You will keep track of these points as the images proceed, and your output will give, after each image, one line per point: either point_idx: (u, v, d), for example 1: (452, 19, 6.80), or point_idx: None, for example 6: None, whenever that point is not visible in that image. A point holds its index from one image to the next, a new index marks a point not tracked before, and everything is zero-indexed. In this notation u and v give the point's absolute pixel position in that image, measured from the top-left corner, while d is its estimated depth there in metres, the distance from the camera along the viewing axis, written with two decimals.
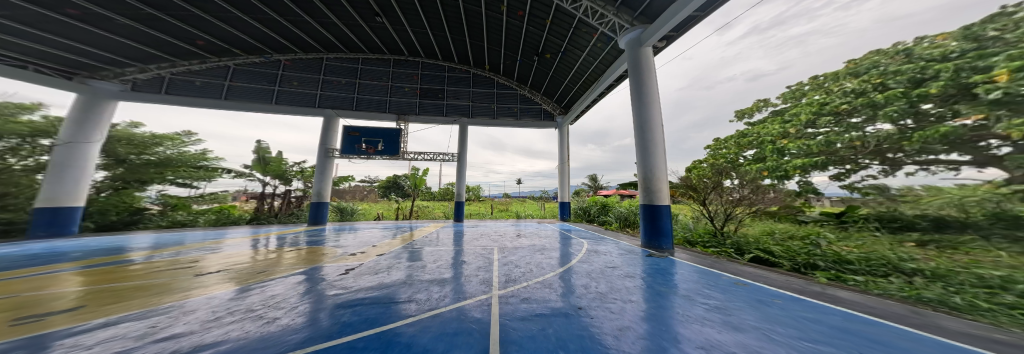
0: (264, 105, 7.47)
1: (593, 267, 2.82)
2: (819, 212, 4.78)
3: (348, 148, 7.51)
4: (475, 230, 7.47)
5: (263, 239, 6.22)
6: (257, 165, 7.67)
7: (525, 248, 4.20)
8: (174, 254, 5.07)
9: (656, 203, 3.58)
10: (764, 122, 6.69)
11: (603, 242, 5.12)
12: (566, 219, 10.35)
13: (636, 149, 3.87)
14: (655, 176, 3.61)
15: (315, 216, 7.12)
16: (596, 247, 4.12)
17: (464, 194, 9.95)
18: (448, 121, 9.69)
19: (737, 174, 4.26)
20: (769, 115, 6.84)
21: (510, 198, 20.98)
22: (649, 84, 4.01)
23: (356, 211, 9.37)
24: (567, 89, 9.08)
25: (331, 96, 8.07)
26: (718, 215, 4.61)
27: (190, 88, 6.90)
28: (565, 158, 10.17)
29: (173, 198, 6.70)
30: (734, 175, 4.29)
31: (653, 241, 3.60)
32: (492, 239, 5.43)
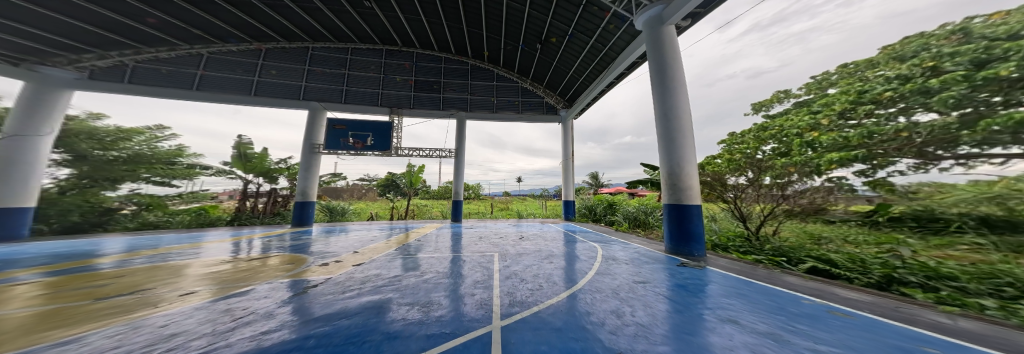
0: (243, 97, 6.92)
1: (617, 282, 2.27)
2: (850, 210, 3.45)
3: (334, 142, 6.96)
4: (474, 231, 6.96)
5: (245, 242, 5.72)
6: (237, 162, 7.05)
7: (530, 255, 3.67)
8: (152, 257, 4.61)
9: (685, 203, 3.02)
10: (788, 115, 6.12)
11: (614, 247, 4.57)
12: (570, 218, 9.81)
13: (659, 141, 3.34)
14: (684, 171, 3.06)
15: (300, 217, 6.55)
16: (611, 253, 3.58)
17: (461, 193, 9.42)
18: (444, 116, 9.18)
19: (751, 168, 3.71)
20: (792, 107, 6.27)
21: (510, 197, 20.44)
22: (674, 65, 3.47)
23: (347, 211, 8.84)
24: (572, 80, 8.56)
25: (317, 87, 7.51)
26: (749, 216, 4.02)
27: (155, 77, 6.30)
28: (568, 154, 9.64)
29: (147, 197, 6.15)
30: (749, 171, 3.77)
31: (681, 247, 3.07)
32: (491, 243, 4.91)
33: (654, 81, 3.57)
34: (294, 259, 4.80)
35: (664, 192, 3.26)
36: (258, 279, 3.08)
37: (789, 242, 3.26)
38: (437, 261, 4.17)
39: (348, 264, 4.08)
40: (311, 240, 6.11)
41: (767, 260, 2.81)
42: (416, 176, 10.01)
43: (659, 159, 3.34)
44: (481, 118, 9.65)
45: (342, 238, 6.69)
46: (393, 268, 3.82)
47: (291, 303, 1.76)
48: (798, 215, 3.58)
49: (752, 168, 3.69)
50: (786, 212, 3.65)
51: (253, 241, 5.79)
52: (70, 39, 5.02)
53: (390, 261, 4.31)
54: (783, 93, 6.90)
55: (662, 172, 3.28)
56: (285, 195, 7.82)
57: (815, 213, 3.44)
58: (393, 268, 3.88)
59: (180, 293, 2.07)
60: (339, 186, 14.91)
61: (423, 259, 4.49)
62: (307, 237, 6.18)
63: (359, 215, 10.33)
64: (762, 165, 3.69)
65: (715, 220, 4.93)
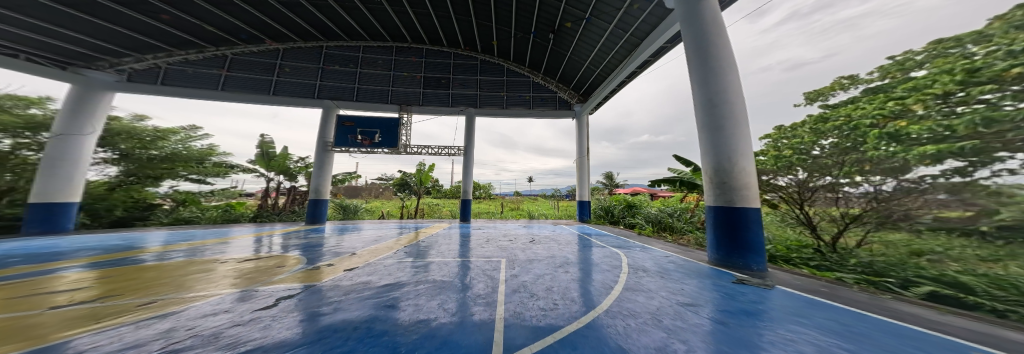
0: (264, 96, 7.20)
1: (653, 302, 1.74)
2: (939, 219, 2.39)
3: (343, 139, 6.97)
4: (484, 232, 6.62)
5: (266, 238, 5.88)
6: (260, 161, 7.29)
7: (542, 263, 3.22)
8: (187, 252, 4.77)
9: (737, 205, 2.42)
10: (855, 103, 5.09)
11: (637, 254, 3.97)
12: (587, 220, 9.18)
13: (701, 130, 2.77)
14: (740, 166, 2.44)
15: (313, 215, 6.58)
16: (639, 263, 3.01)
17: (472, 192, 9.17)
18: (454, 113, 9.01)
19: (804, 166, 3.27)
20: (862, 95, 5.19)
21: (523, 197, 19.98)
22: (718, 36, 2.84)
23: (360, 209, 8.91)
24: (588, 73, 8.03)
25: (330, 86, 7.66)
26: (820, 224, 3.25)
27: (186, 78, 6.76)
28: (585, 152, 9.04)
29: (183, 193, 6.53)
30: (799, 171, 3.35)
31: (733, 258, 2.45)
32: (499, 246, 4.50)
33: (692, 59, 2.98)
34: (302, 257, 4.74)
35: (708, 192, 2.69)
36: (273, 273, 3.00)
37: (882, 259, 2.51)
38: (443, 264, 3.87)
39: (356, 262, 3.90)
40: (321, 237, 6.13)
41: (859, 281, 2.14)
42: (425, 175, 9.93)
43: (703, 152, 2.77)
44: (492, 115, 9.41)
45: (353, 237, 6.67)
46: (393, 270, 3.57)
47: (254, 305, 1.49)
48: (887, 223, 2.74)
49: (808, 166, 3.24)
50: (872, 219, 2.82)
51: (267, 238, 5.89)
52: (111, 44, 5.43)
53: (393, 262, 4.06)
54: (847, 79, 5.79)
55: (707, 169, 2.70)
56: (300, 192, 8.01)
57: (914, 221, 2.59)
58: (395, 270, 3.61)
59: (154, 285, 1.93)
60: (357, 185, 15.38)
61: (425, 262, 4.20)
62: (319, 235, 6.18)
63: (372, 213, 10.44)
64: (853, 156, 2.92)
65: None
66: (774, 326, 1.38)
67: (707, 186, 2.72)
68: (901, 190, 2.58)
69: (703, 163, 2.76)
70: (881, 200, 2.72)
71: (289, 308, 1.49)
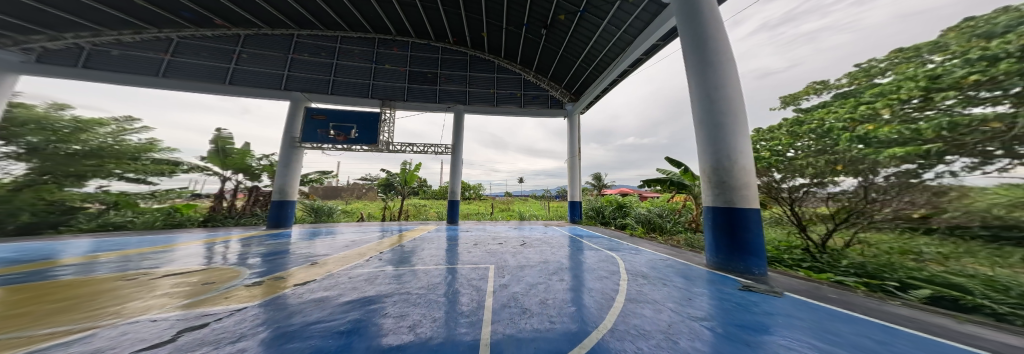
0: (217, 85, 6.36)
1: (661, 316, 1.53)
2: (913, 218, 2.44)
3: (311, 133, 6.28)
4: (471, 235, 6.25)
5: (220, 245, 5.18)
6: (213, 158, 6.43)
7: (533, 269, 2.97)
8: (118, 262, 4.03)
9: (737, 206, 2.31)
10: (827, 107, 5.36)
11: (631, 256, 3.81)
12: (577, 221, 9.09)
13: (698, 128, 2.67)
14: (739, 165, 2.33)
15: (277, 218, 5.86)
16: (636, 267, 2.82)
17: (459, 193, 8.77)
18: (441, 110, 8.61)
19: (779, 167, 3.29)
20: (833, 99, 5.45)
21: (512, 198, 19.72)
22: (715, 31, 2.74)
23: (335, 211, 8.17)
24: (580, 71, 8.02)
25: (300, 77, 6.92)
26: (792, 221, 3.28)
27: (114, 61, 5.82)
28: (575, 151, 8.95)
29: (116, 195, 5.63)
30: (773, 171, 3.35)
31: (733, 262, 2.33)
32: (488, 250, 4.19)
33: (688, 55, 2.88)
34: (261, 267, 4.14)
35: (706, 192, 2.57)
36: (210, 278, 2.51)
37: (878, 260, 2.47)
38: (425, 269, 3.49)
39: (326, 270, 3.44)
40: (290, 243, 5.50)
41: (863, 284, 2.06)
42: (410, 175, 9.42)
43: (700, 151, 2.67)
44: (482, 113, 9.09)
45: (326, 241, 6.05)
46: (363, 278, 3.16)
47: (139, 343, 1.08)
48: (852, 219, 2.79)
49: (782, 167, 3.24)
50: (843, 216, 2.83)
51: (222, 246, 5.14)
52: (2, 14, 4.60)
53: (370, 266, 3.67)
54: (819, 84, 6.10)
55: (704, 168, 2.59)
56: (264, 193, 7.27)
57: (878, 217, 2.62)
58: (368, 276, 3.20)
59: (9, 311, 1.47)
60: (336, 185, 14.40)
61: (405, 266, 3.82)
62: (285, 241, 5.51)
63: (351, 216, 9.69)
64: (825, 157, 2.90)
65: None
66: (782, 344, 1.22)
67: (704, 185, 2.62)
68: (893, 186, 2.46)
69: (701, 162, 2.65)
70: (873, 201, 2.62)
71: (194, 343, 1.11)
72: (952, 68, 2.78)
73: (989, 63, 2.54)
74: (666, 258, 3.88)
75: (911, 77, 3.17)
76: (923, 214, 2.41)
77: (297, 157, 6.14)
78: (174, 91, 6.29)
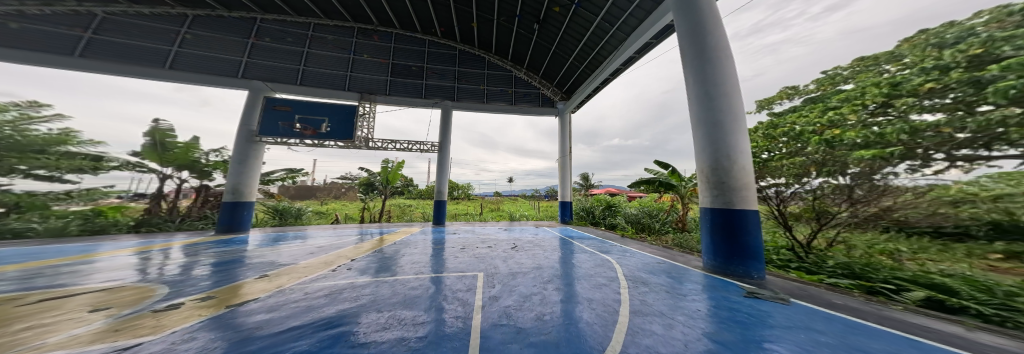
0: (153, 69, 5.36)
1: (675, 333, 1.37)
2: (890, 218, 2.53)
3: (270, 126, 5.49)
4: (460, 238, 5.88)
5: (159, 254, 4.43)
6: (149, 152, 5.58)
7: (526, 275, 2.75)
8: (19, 276, 3.29)
9: (737, 207, 2.24)
10: (797, 110, 5.72)
11: (623, 259, 3.70)
12: (567, 221, 9.02)
13: (697, 127, 2.60)
14: (738, 164, 2.26)
15: (228, 221, 5.03)
16: (634, 273, 2.67)
17: (446, 192, 8.36)
18: (427, 105, 8.17)
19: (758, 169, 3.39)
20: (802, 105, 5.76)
21: (500, 197, 19.34)
22: (714, 29, 2.68)
23: (304, 213, 7.31)
24: (572, 69, 8.04)
25: (261, 65, 6.08)
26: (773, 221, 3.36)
27: (9, 36, 4.73)
28: (565, 151, 8.89)
29: (18, 195, 4.67)
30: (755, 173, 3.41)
31: (732, 266, 2.24)
32: (477, 254, 3.90)
33: (688, 53, 2.82)
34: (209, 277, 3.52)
35: (704, 192, 2.50)
36: (125, 290, 2.04)
37: (867, 261, 2.50)
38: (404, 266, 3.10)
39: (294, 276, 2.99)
40: (249, 250, 4.81)
41: (859, 286, 2.03)
42: (393, 173, 8.85)
43: (698, 150, 2.60)
44: (470, 110, 8.77)
45: (293, 248, 5.36)
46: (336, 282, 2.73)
47: None
48: (825, 216, 2.89)
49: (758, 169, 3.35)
50: (822, 214, 2.90)
51: (159, 257, 4.35)
52: None
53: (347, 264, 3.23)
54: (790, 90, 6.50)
55: (703, 167, 2.52)
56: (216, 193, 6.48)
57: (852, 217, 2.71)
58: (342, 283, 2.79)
59: None
60: (311, 184, 13.31)
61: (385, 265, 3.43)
62: (241, 248, 4.80)
63: (326, 218, 8.87)
64: (802, 160, 2.99)
65: None
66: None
67: (702, 186, 2.55)
68: (873, 190, 2.55)
69: (699, 162, 2.59)
70: (855, 201, 2.67)
71: None
72: (909, 75, 2.89)
73: (942, 71, 2.68)
74: (660, 260, 3.80)
75: (876, 83, 3.22)
76: (899, 215, 2.49)
77: (256, 155, 5.32)
78: (99, 74, 5.26)
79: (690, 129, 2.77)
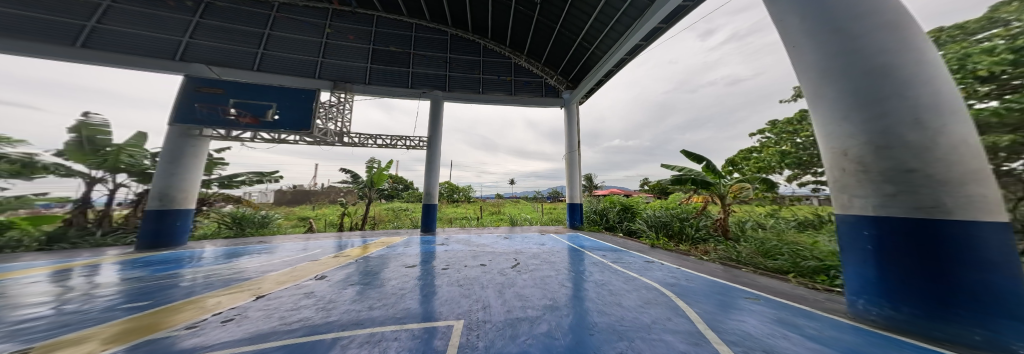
0: (61, 47, 4.39)
1: None
2: None
3: (189, 112, 4.27)
4: (450, 251, 4.75)
5: (65, 278, 3.42)
6: (73, 151, 4.65)
7: (534, 327, 1.62)
8: None
9: (957, 216, 1.15)
10: None
11: (672, 284, 2.53)
12: (578, 226, 7.80)
13: (823, 86, 1.60)
14: (944, 135, 1.20)
15: (153, 235, 3.94)
16: (726, 326, 1.49)
17: (437, 195, 7.36)
18: (414, 96, 7.33)
19: None
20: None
21: (504, 200, 18.37)
22: None
23: (272, 221, 6.26)
24: (578, 54, 7.14)
25: (210, 46, 5.17)
26: None
27: None
28: (573, 145, 7.83)
29: None
30: None
31: (959, 337, 1.13)
32: (462, 279, 2.79)
33: None
34: (93, 303, 2.50)
35: (856, 189, 1.45)
36: None
37: None
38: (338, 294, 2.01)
39: (169, 313, 1.85)
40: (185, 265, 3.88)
41: None
42: (379, 175, 7.80)
43: (830, 122, 1.58)
44: (464, 100, 7.96)
45: (248, 263, 4.36)
46: (219, 313, 1.65)
47: None
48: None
49: None
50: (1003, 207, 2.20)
51: (65, 279, 3.39)
52: None
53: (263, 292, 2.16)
54: None
55: (847, 147, 1.48)
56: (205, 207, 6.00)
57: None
58: (224, 314, 1.64)
59: None
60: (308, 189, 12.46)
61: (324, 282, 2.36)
62: (179, 260, 3.91)
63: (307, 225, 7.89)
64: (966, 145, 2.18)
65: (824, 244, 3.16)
66: None
67: (845, 179, 1.51)
68: None
69: (834, 140, 1.56)
70: None
71: None
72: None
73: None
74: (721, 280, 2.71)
75: (983, 50, 2.36)
76: None
77: (195, 152, 4.30)
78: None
79: (805, 92, 1.75)
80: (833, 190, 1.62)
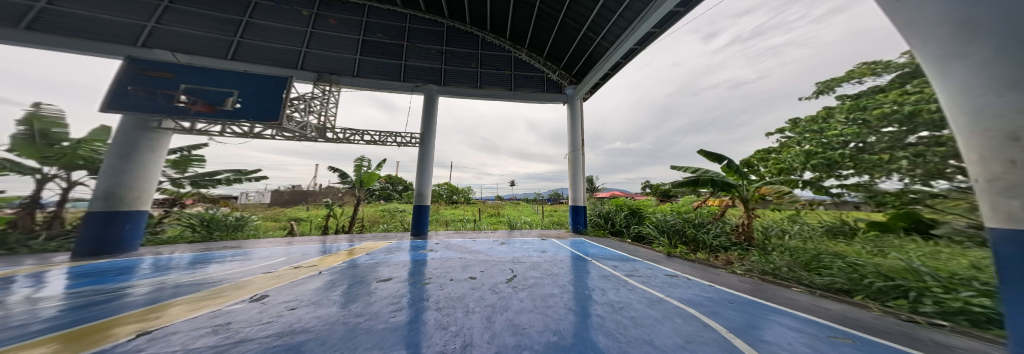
0: (7, 30, 4.30)
1: None
2: None
3: (134, 98, 3.87)
4: (439, 259, 4.20)
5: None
6: (20, 145, 4.19)
7: None
8: None
9: None
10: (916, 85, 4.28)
11: (712, 308, 1.96)
12: (582, 231, 7.25)
13: (970, 46, 1.10)
14: None
15: (94, 239, 3.45)
16: None
17: (430, 196, 6.86)
18: (406, 90, 7.08)
19: None
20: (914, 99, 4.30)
21: (504, 202, 17.92)
22: None
23: (247, 223, 5.76)
24: (580, 47, 6.69)
25: (168, 32, 5.07)
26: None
27: None
28: (576, 143, 7.34)
29: None
30: None
31: None
32: (443, 298, 2.23)
33: None
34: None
35: None
36: None
37: None
38: (256, 328, 1.44)
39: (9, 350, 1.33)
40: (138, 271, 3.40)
41: None
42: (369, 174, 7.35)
43: (984, 94, 1.09)
44: (460, 96, 7.57)
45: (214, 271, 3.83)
46: None
47: None
48: None
49: None
50: None
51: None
52: None
53: (161, 321, 1.59)
54: (880, 66, 5.52)
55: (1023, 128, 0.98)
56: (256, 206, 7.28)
57: None
58: None
59: None
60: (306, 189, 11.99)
61: (255, 303, 1.80)
62: (131, 269, 3.39)
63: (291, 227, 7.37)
64: None
65: (888, 265, 2.58)
66: None
67: (1017, 177, 1.00)
68: None
69: (995, 120, 1.06)
70: None
71: None
72: None
73: None
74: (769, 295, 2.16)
75: None
76: None
77: (149, 145, 3.86)
78: None
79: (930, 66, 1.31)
80: (989, 194, 1.11)
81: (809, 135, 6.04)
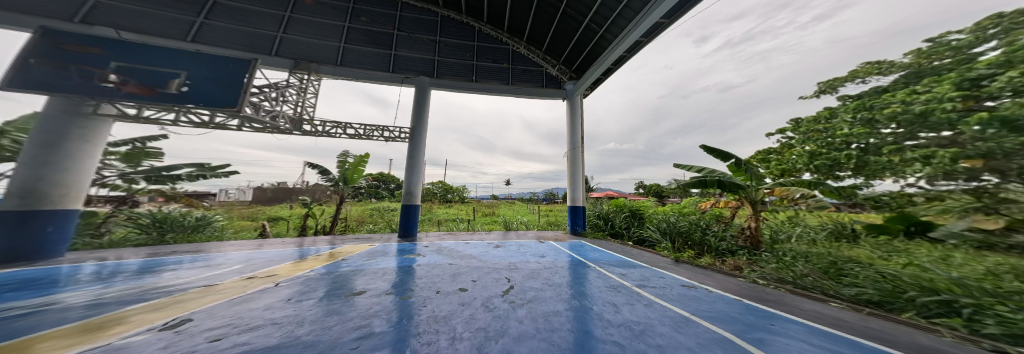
0: None
1: None
2: None
3: (50, 75, 3.38)
4: (428, 266, 3.80)
5: None
6: None
7: None
8: None
9: None
10: (928, 85, 4.14)
11: (752, 331, 1.63)
12: (580, 232, 6.96)
13: None
14: None
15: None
16: None
17: (419, 194, 6.41)
18: (395, 82, 6.63)
19: None
20: (925, 97, 3.85)
21: (497, 201, 17.57)
22: None
23: (209, 224, 5.20)
24: (581, 41, 6.36)
25: (112, 7, 4.52)
26: None
27: None
28: (577, 140, 7.01)
29: None
30: None
31: None
32: (426, 318, 1.80)
33: None
34: None
35: None
36: None
37: None
38: None
39: None
40: (68, 279, 2.90)
41: None
42: (353, 171, 6.83)
43: None
44: (454, 89, 7.18)
45: (172, 274, 3.26)
46: None
47: None
48: None
49: None
50: None
51: None
52: None
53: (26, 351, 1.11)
54: (883, 66, 5.41)
55: None
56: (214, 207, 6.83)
57: None
58: None
59: None
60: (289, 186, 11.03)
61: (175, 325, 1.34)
62: (57, 280, 2.84)
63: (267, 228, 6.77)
64: None
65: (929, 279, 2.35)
66: None
67: None
68: None
69: None
70: None
71: None
72: None
73: None
74: (807, 312, 1.85)
75: None
76: None
77: (80, 135, 3.39)
78: None
79: None
80: None
81: (811, 136, 5.90)
